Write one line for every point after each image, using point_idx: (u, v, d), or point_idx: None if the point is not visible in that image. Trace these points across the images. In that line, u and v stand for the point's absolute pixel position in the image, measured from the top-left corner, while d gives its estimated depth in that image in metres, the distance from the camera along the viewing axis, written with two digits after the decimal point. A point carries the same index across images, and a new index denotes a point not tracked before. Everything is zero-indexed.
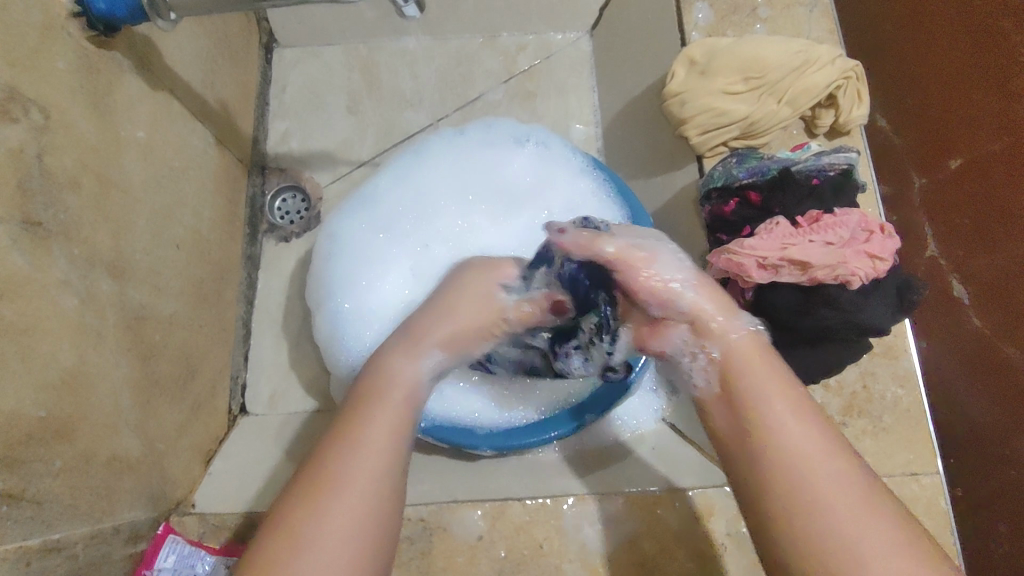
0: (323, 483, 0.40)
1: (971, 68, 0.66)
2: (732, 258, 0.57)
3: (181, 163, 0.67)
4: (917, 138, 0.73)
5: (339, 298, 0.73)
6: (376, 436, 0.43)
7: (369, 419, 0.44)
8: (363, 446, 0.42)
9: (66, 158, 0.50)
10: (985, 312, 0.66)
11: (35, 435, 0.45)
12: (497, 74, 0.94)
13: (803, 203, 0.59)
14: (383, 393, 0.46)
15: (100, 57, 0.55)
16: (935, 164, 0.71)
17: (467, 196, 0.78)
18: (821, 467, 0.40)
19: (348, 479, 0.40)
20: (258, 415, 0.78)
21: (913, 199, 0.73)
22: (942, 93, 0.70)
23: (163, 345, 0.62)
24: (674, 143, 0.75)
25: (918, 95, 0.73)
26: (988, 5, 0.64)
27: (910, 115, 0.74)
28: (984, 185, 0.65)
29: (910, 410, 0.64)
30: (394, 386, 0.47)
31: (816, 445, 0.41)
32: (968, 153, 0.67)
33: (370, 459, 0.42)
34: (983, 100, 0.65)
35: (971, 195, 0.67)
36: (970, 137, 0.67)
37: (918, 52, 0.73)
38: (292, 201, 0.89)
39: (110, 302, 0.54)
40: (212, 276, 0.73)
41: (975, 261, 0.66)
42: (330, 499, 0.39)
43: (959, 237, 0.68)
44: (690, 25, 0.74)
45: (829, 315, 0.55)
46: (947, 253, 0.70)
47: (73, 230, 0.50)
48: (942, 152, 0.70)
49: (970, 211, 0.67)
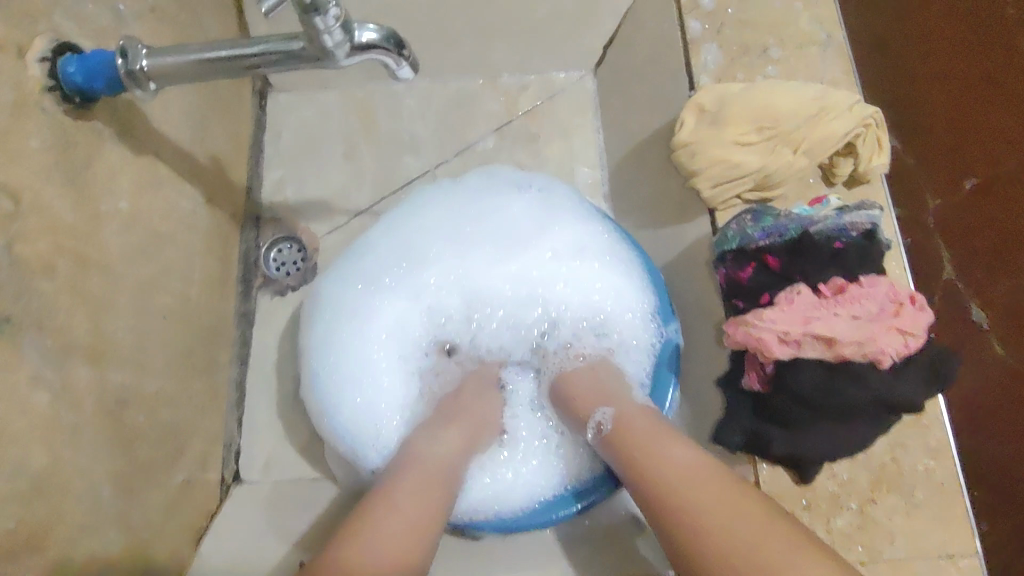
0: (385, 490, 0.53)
1: (992, 83, 0.62)
2: (752, 331, 0.53)
3: (170, 229, 0.64)
4: (929, 155, 0.67)
5: (323, 370, 0.68)
6: (415, 502, 0.52)
7: (417, 480, 0.55)
8: (420, 519, 0.51)
9: (39, 244, 0.47)
10: (1008, 342, 0.60)
11: (4, 551, 0.42)
12: (499, 116, 0.91)
13: (825, 269, 0.55)
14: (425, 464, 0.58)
15: (79, 128, 0.51)
16: (948, 185, 0.65)
17: (460, 235, 0.73)
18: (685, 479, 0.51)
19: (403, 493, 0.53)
20: (253, 484, 0.75)
21: (925, 222, 0.66)
22: (954, 109, 0.65)
23: (149, 425, 0.59)
24: (684, 194, 0.72)
25: (929, 107, 0.67)
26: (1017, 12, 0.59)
27: (918, 131, 0.68)
28: (1006, 207, 0.60)
29: (943, 484, 0.60)
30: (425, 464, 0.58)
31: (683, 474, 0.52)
32: (988, 173, 0.62)
33: (425, 496, 0.54)
34: (1004, 120, 0.61)
35: (989, 219, 0.61)
36: (991, 156, 0.62)
37: (925, 65, 0.68)
38: (288, 252, 0.85)
39: (89, 392, 0.51)
40: (203, 342, 0.70)
41: (997, 289, 0.60)
42: (394, 493, 0.53)
43: (980, 260, 0.62)
44: (699, 68, 0.71)
45: (858, 393, 0.51)
46: (967, 277, 0.63)
47: (47, 320, 0.47)
48: (955, 171, 0.65)
49: (990, 236, 0.61)
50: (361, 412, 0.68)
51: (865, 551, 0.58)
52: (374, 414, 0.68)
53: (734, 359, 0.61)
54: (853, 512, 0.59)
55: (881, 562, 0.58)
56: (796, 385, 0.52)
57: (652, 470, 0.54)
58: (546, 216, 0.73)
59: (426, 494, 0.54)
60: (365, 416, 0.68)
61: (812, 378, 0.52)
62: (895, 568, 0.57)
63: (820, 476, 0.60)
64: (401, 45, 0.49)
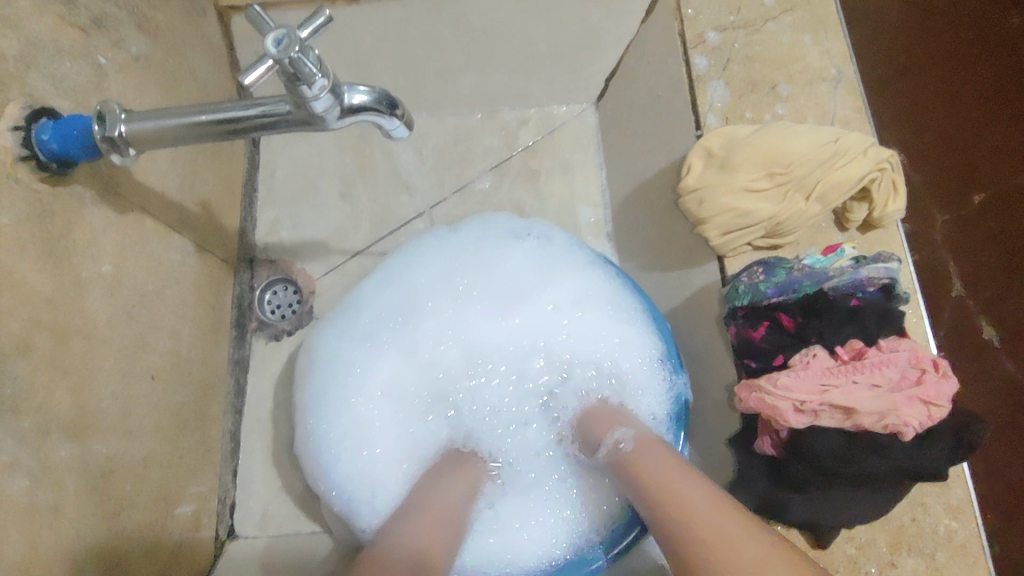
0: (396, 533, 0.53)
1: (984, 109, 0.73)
2: (766, 399, 0.50)
3: (157, 284, 0.62)
4: (943, 173, 0.72)
5: (319, 430, 0.65)
6: (433, 539, 0.53)
7: (432, 518, 0.55)
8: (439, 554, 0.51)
9: (14, 322, 0.44)
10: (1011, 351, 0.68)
11: None
12: (499, 151, 0.89)
13: (842, 329, 0.53)
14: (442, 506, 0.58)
15: (56, 195, 0.49)
16: (957, 202, 0.71)
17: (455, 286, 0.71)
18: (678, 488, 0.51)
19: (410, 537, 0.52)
20: (248, 539, 0.73)
21: (937, 237, 0.70)
22: (961, 131, 0.73)
23: (136, 494, 0.56)
24: (691, 238, 0.69)
25: (937, 128, 0.73)
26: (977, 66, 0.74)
27: (929, 148, 0.72)
28: (1011, 220, 0.70)
29: (967, 546, 0.57)
30: (438, 505, 0.58)
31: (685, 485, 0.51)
32: (996, 188, 0.70)
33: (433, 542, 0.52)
34: (989, 141, 0.72)
35: (995, 237, 0.70)
36: (998, 173, 0.71)
37: (937, 87, 0.74)
38: (284, 293, 0.83)
39: (70, 469, 0.49)
40: (195, 396, 0.68)
41: (1003, 304, 0.68)
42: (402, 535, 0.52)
43: (990, 276, 0.69)
44: (705, 107, 0.69)
45: (879, 464, 0.48)
46: (974, 293, 0.69)
47: (24, 402, 0.45)
48: (964, 183, 0.71)
49: (1000, 253, 0.69)
50: (357, 471, 0.65)
51: None
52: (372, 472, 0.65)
53: (746, 419, 0.58)
54: None
55: None
56: (816, 455, 0.49)
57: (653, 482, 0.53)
58: (549, 270, 0.72)
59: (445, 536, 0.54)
60: (364, 475, 0.65)
61: (832, 449, 0.49)
62: None
63: (838, 539, 0.58)
64: (394, 105, 0.47)
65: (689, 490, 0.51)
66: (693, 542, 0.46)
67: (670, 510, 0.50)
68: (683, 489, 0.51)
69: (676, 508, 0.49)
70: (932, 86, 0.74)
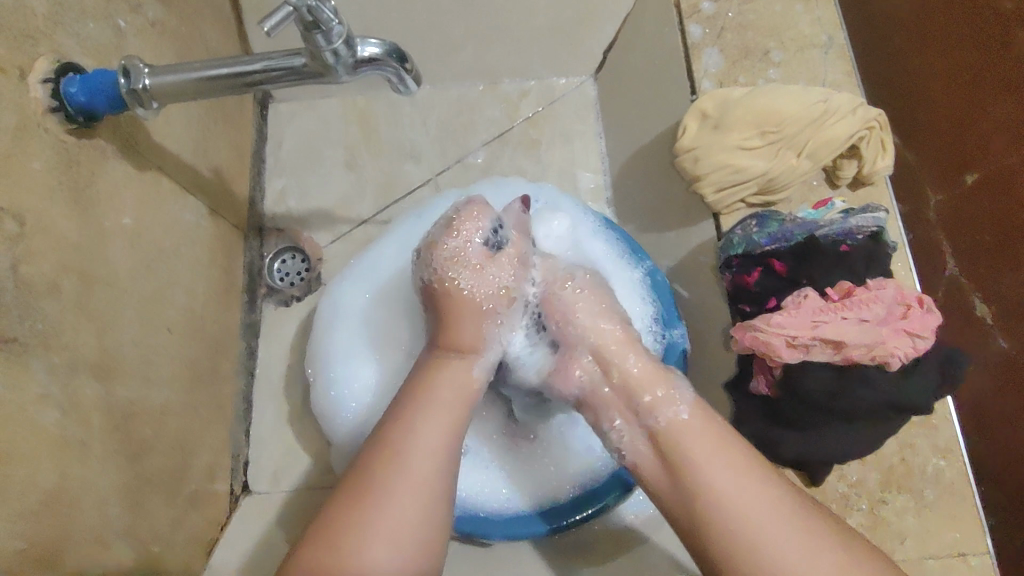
0: (390, 473, 0.45)
1: (991, 78, 0.65)
2: (759, 336, 0.53)
3: (173, 242, 0.64)
4: (930, 149, 0.70)
5: (334, 379, 0.67)
6: (426, 447, 0.46)
7: (418, 428, 0.47)
8: (415, 465, 0.45)
9: (45, 264, 0.46)
10: (1012, 332, 0.63)
11: (14, 572, 0.42)
12: (501, 122, 0.91)
13: (831, 273, 0.55)
14: (427, 393, 0.49)
15: (82, 147, 0.51)
16: (949, 178, 0.68)
17: None
18: (707, 450, 0.46)
19: (394, 483, 0.44)
20: (261, 494, 0.75)
21: (928, 215, 0.69)
22: (947, 104, 0.69)
23: (156, 440, 0.59)
24: (687, 198, 0.71)
25: (928, 104, 0.71)
26: (1001, 12, 0.64)
27: (918, 124, 0.71)
28: (1009, 197, 0.63)
29: (954, 484, 0.60)
30: (442, 386, 0.50)
31: (719, 451, 0.46)
32: (987, 167, 0.65)
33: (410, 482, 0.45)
34: (1010, 108, 0.63)
35: (993, 209, 0.65)
36: (991, 149, 0.65)
37: (924, 62, 0.71)
38: (291, 262, 0.86)
39: (96, 408, 0.51)
40: (209, 354, 0.70)
41: (1004, 279, 0.64)
42: (372, 516, 0.43)
43: (984, 253, 0.65)
44: (700, 72, 0.71)
45: (867, 395, 0.51)
46: (969, 269, 0.66)
47: (54, 339, 0.47)
48: (954, 164, 0.68)
49: (991, 229, 0.65)
50: (353, 390, 0.67)
51: None
52: (365, 390, 0.67)
53: (740, 363, 0.60)
54: (864, 513, 0.60)
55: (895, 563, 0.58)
56: (806, 389, 0.52)
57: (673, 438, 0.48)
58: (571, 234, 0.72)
59: (419, 470, 0.45)
60: (358, 393, 0.67)
61: (821, 383, 0.52)
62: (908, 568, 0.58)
63: (830, 478, 0.61)
64: (404, 59, 0.49)
65: (743, 484, 0.44)
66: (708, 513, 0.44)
67: (732, 521, 0.43)
68: (753, 491, 0.44)
69: (702, 478, 0.45)
70: (919, 67, 0.71)
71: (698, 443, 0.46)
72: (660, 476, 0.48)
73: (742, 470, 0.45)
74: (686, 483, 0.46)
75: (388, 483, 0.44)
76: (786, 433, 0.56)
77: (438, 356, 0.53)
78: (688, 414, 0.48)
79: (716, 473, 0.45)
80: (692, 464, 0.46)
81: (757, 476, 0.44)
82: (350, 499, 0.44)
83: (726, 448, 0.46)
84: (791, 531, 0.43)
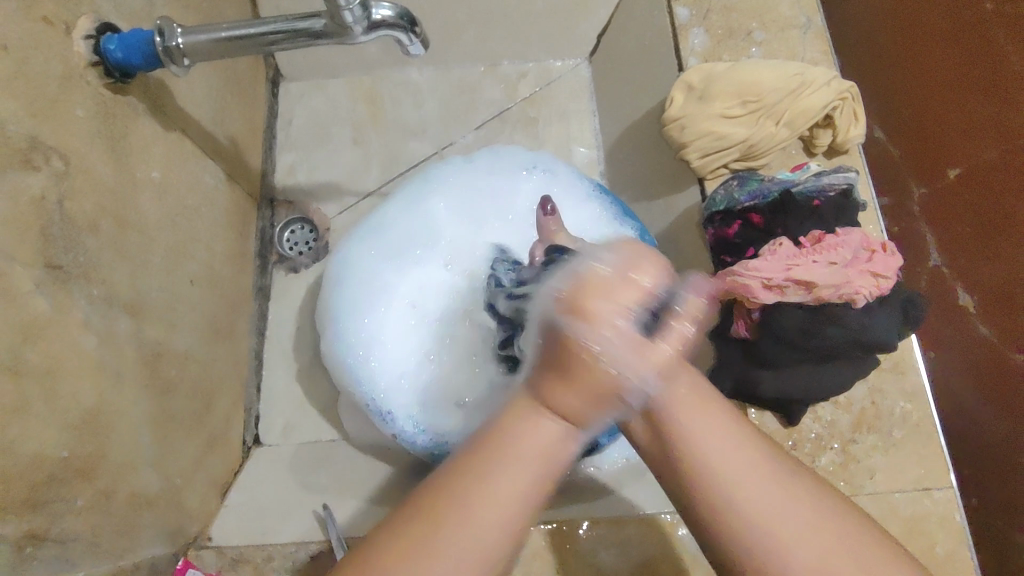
0: (440, 525, 0.34)
1: (969, 76, 0.69)
2: (737, 280, 0.58)
3: (194, 201, 0.68)
4: (914, 148, 0.76)
5: (345, 331, 0.72)
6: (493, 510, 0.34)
7: (482, 485, 0.34)
8: (479, 525, 0.34)
9: (86, 203, 0.51)
10: (988, 318, 0.69)
11: (59, 475, 0.46)
12: (500, 101, 0.96)
13: (805, 224, 0.60)
14: (506, 454, 0.35)
15: (118, 102, 0.56)
16: (934, 174, 0.73)
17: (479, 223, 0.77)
18: (704, 424, 0.37)
19: (466, 529, 0.34)
20: (271, 446, 0.79)
21: (913, 209, 0.76)
22: (933, 102, 0.73)
23: (179, 380, 0.63)
24: (676, 166, 0.76)
25: (914, 104, 0.76)
26: (981, 13, 0.67)
27: (904, 124, 0.77)
28: (984, 191, 0.68)
29: (919, 425, 0.65)
30: (518, 446, 0.35)
31: (714, 431, 0.37)
32: (966, 162, 0.70)
33: (476, 540, 0.34)
34: (982, 108, 0.67)
35: (971, 202, 0.69)
36: (968, 146, 0.69)
37: (911, 64, 0.76)
38: (301, 232, 0.90)
39: (128, 340, 0.55)
40: (226, 310, 0.74)
41: (979, 269, 0.69)
42: (431, 569, 0.33)
43: (963, 244, 0.70)
44: (687, 50, 0.76)
45: (837, 334, 0.56)
46: (950, 260, 0.72)
47: (94, 273, 0.51)
48: (940, 161, 0.73)
49: (970, 219, 0.69)
50: (379, 356, 0.71)
51: (847, 487, 0.63)
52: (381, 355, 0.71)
53: (722, 313, 0.65)
54: (836, 452, 0.64)
55: (863, 496, 0.62)
56: (781, 327, 0.57)
57: (670, 423, 0.37)
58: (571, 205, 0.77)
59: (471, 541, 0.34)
60: (376, 357, 0.71)
61: (795, 320, 0.57)
62: (876, 500, 0.62)
63: (805, 420, 0.65)
64: (413, 23, 0.54)
65: (750, 472, 0.36)
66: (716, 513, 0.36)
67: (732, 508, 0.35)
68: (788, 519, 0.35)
69: (693, 457, 0.36)
70: (906, 68, 0.77)
71: (696, 423, 0.37)
72: (644, 444, 0.39)
73: (745, 456, 0.36)
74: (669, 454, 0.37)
75: (431, 538, 0.34)
76: (764, 372, 0.60)
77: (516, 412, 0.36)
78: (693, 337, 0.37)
79: (711, 457, 0.36)
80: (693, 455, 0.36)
81: (745, 448, 0.37)
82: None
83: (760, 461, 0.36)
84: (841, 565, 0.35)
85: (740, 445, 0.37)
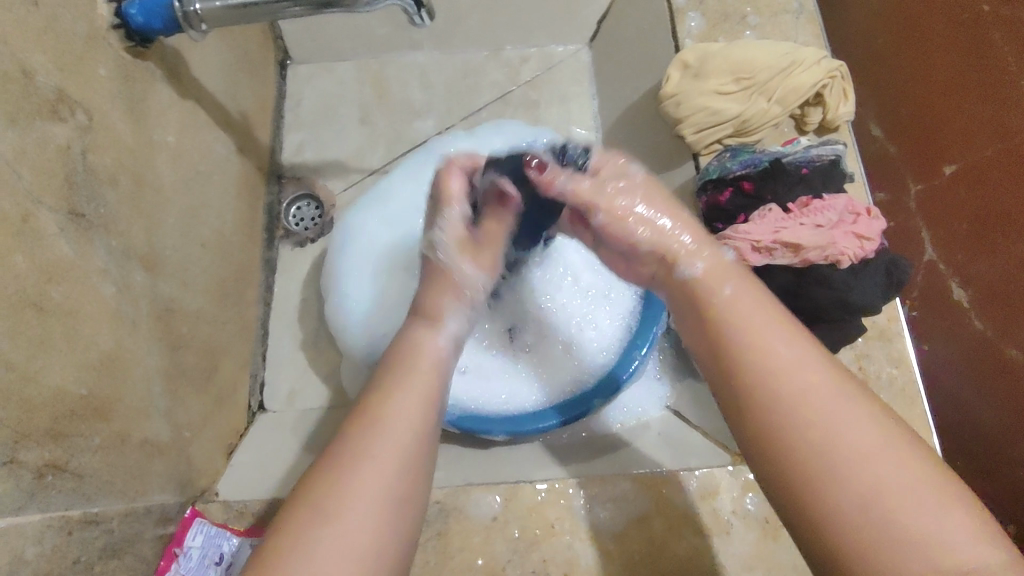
0: (351, 463, 0.39)
1: (966, 79, 0.68)
2: (728, 242, 0.60)
3: (206, 168, 0.71)
4: (914, 143, 0.75)
5: (347, 293, 0.75)
6: (399, 407, 0.42)
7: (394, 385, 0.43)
8: (393, 416, 0.41)
9: (106, 157, 0.53)
10: (987, 314, 0.67)
11: (78, 412, 0.48)
12: (502, 84, 0.99)
13: (794, 190, 0.63)
14: (409, 363, 0.45)
15: (136, 66, 0.58)
16: (931, 171, 0.73)
17: None
18: (764, 324, 0.43)
19: (372, 472, 0.39)
20: (275, 412, 0.81)
21: (909, 204, 0.76)
22: (932, 104, 0.73)
23: (189, 337, 0.66)
24: (672, 143, 0.79)
25: (912, 102, 0.76)
26: (978, 14, 0.67)
27: (903, 121, 0.77)
28: (979, 188, 0.67)
29: (906, 390, 0.67)
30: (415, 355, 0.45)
31: (774, 330, 0.43)
32: (962, 160, 0.69)
33: (374, 483, 0.38)
34: (977, 108, 0.67)
35: (969, 198, 0.69)
36: (964, 144, 0.69)
37: (910, 63, 0.76)
38: (307, 208, 0.93)
39: (143, 293, 0.58)
40: (234, 277, 0.77)
41: (975, 265, 0.68)
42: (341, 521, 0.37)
43: (962, 238, 0.69)
44: (684, 32, 0.78)
45: (823, 294, 0.58)
46: (948, 257, 0.71)
47: (113, 224, 0.54)
48: (937, 158, 0.73)
49: (968, 216, 0.69)
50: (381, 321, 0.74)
51: None
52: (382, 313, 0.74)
53: None
54: None
55: None
56: None
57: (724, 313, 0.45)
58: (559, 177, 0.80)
59: (388, 436, 0.40)
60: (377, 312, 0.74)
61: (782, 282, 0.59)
62: None
63: None
64: None
65: (808, 372, 0.41)
66: (780, 409, 0.40)
67: (785, 393, 0.40)
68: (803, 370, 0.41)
69: (748, 347, 0.43)
70: (908, 65, 0.76)
71: (746, 313, 0.44)
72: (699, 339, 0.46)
73: (802, 356, 0.42)
74: (720, 335, 0.44)
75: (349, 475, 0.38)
76: None
77: (407, 329, 0.48)
78: (735, 290, 0.46)
79: (777, 352, 0.42)
80: (750, 346, 0.43)
81: (803, 345, 0.42)
82: (303, 490, 0.38)
83: (776, 316, 0.44)
84: (837, 410, 0.39)
85: (805, 363, 0.41)
